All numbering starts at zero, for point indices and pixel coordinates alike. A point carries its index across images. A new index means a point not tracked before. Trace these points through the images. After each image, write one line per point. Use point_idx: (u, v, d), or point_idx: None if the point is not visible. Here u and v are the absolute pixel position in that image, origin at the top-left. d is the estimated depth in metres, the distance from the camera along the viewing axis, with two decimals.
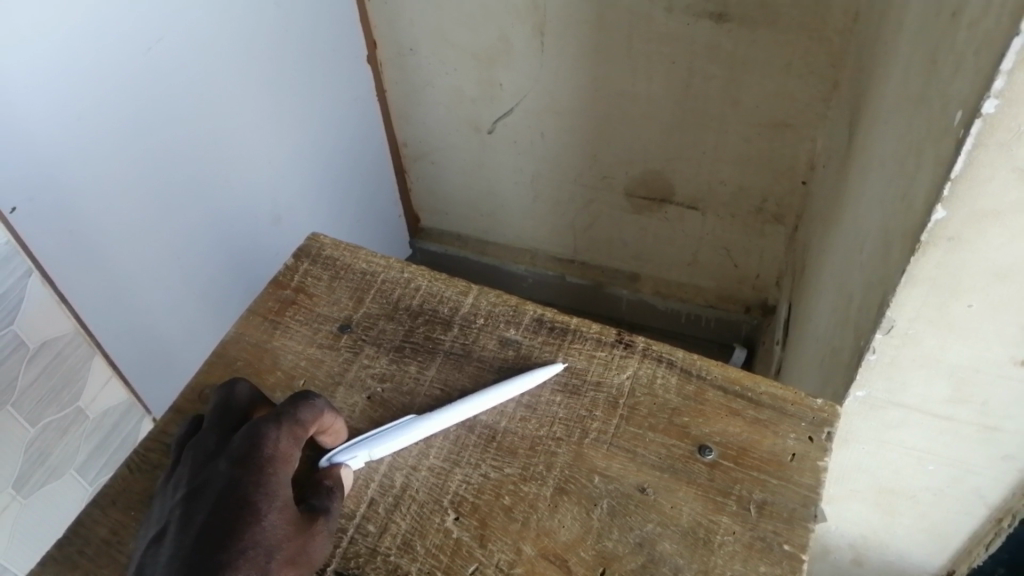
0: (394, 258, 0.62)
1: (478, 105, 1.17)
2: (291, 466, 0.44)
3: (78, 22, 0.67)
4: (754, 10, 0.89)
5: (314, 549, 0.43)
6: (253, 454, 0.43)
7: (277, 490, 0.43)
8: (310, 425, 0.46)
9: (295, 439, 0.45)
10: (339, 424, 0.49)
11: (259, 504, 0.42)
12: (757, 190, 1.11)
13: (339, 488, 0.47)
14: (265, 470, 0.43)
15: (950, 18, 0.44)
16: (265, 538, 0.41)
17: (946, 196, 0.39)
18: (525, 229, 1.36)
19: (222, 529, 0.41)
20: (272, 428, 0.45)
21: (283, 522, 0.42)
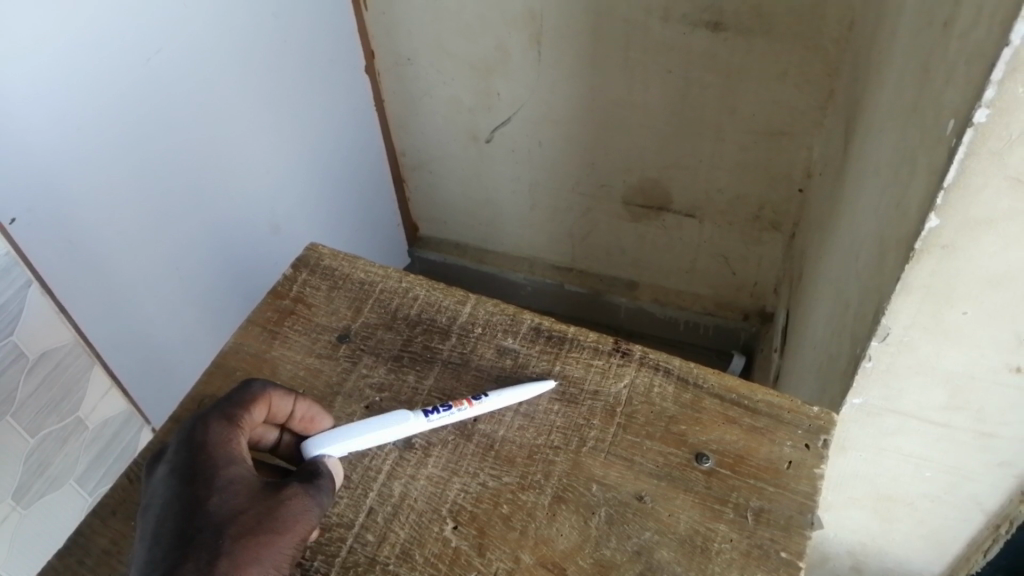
0: (393, 268, 0.62)
1: (475, 114, 1.18)
2: (234, 449, 0.45)
3: (76, 33, 0.67)
4: (750, 19, 0.90)
5: (289, 512, 0.42)
6: (187, 448, 0.44)
7: (217, 471, 0.43)
8: (250, 411, 0.47)
9: (232, 425, 0.46)
10: (313, 409, 0.50)
11: (203, 488, 0.42)
12: (754, 198, 1.11)
13: (326, 470, 0.47)
14: (202, 457, 0.44)
15: (942, 28, 0.45)
16: (212, 519, 0.41)
17: (939, 205, 0.39)
18: (523, 237, 1.37)
19: (169, 522, 0.41)
20: (203, 423, 0.45)
21: (235, 498, 0.42)
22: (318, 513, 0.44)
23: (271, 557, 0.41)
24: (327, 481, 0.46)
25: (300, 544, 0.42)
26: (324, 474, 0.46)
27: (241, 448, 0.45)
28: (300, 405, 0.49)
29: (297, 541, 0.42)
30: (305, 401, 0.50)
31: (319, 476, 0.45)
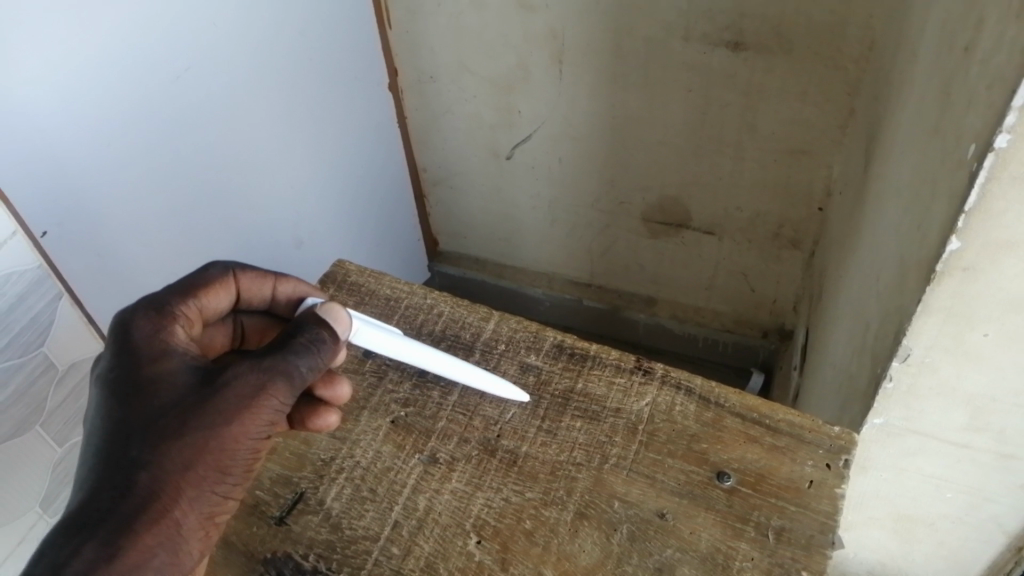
0: (418, 284, 0.63)
1: (496, 131, 1.19)
2: (162, 341, 0.47)
3: (107, 52, 0.69)
4: (770, 38, 0.91)
5: (224, 405, 0.44)
6: (119, 345, 0.47)
7: (147, 369, 0.46)
8: (219, 292, 0.53)
9: (163, 316, 0.49)
10: (298, 287, 0.57)
11: (133, 388, 0.45)
12: (774, 216, 1.11)
13: (306, 340, 0.48)
14: (133, 355, 0.46)
15: (964, 53, 0.45)
16: (137, 422, 0.44)
17: (960, 228, 0.40)
18: (542, 253, 1.38)
19: (97, 426, 0.44)
20: (139, 320, 0.48)
21: (164, 396, 0.45)
22: (274, 392, 0.46)
23: (204, 457, 0.44)
24: (305, 349, 0.47)
25: (252, 430, 0.45)
26: (303, 342, 0.47)
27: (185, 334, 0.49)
28: (285, 284, 0.56)
29: (243, 431, 0.45)
30: (287, 281, 0.56)
31: (287, 349, 0.47)
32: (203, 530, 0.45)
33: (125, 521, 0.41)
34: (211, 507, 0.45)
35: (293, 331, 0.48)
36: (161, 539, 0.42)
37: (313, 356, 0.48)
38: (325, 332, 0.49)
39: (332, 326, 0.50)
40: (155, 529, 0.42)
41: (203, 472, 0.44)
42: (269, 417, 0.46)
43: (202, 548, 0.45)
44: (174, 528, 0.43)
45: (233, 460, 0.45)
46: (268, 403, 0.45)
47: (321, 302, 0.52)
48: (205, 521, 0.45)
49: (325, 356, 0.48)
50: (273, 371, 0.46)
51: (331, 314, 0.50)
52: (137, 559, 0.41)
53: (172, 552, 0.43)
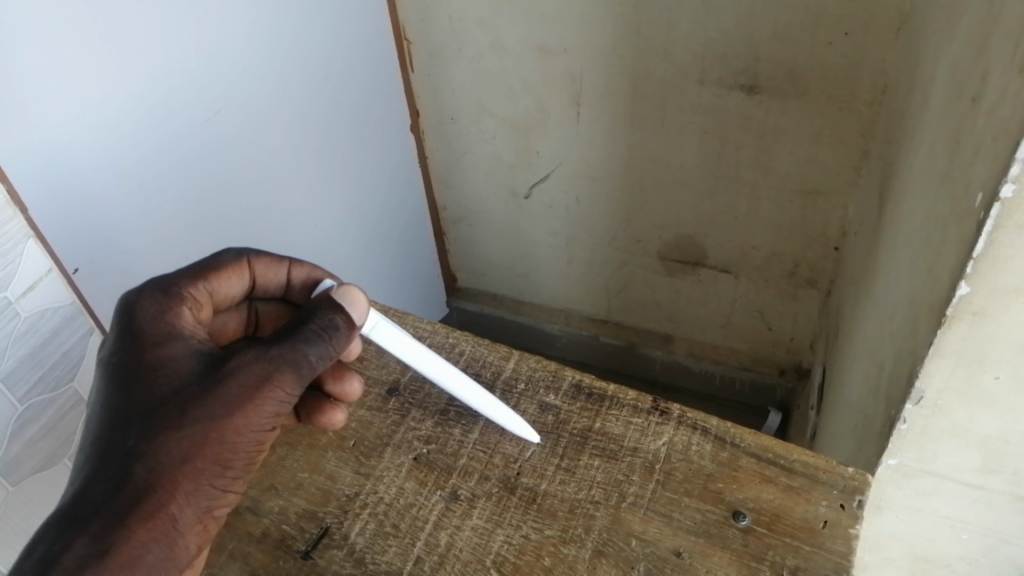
0: (440, 324, 0.65)
1: (515, 171, 1.21)
2: (165, 324, 0.48)
3: (141, 97, 0.72)
4: (784, 82, 0.93)
5: (226, 395, 0.45)
6: (125, 326, 0.48)
7: (151, 353, 0.46)
8: (235, 275, 0.56)
9: (169, 298, 0.50)
10: (309, 270, 0.59)
11: (137, 371, 0.46)
12: (790, 255, 1.12)
13: (316, 328, 0.48)
14: (138, 338, 0.47)
15: (971, 103, 0.46)
16: (136, 408, 0.44)
17: (970, 273, 0.41)
18: (559, 290, 1.39)
19: (98, 411, 0.45)
20: (145, 303, 0.49)
21: (166, 383, 0.45)
22: (280, 384, 0.46)
23: (204, 449, 0.44)
24: (314, 338, 0.48)
25: (255, 421, 0.46)
26: (314, 330, 0.48)
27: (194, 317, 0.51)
28: (298, 269, 0.59)
29: (245, 422, 0.45)
30: (299, 265, 0.58)
31: (296, 337, 0.47)
32: (203, 525, 0.45)
33: (120, 515, 0.42)
34: (211, 502, 0.45)
35: (305, 317, 0.49)
36: (157, 534, 0.43)
37: (321, 346, 0.48)
38: (338, 320, 0.49)
39: (346, 311, 0.50)
40: (150, 524, 0.42)
41: (202, 466, 0.44)
42: (274, 408, 0.46)
43: (203, 543, 0.46)
44: (171, 523, 0.43)
45: (234, 453, 0.45)
46: (274, 394, 0.46)
47: (338, 284, 0.51)
48: (204, 517, 0.45)
49: (335, 345, 0.49)
50: (279, 361, 0.46)
51: (346, 297, 0.50)
52: (132, 556, 0.42)
53: (168, 548, 0.43)
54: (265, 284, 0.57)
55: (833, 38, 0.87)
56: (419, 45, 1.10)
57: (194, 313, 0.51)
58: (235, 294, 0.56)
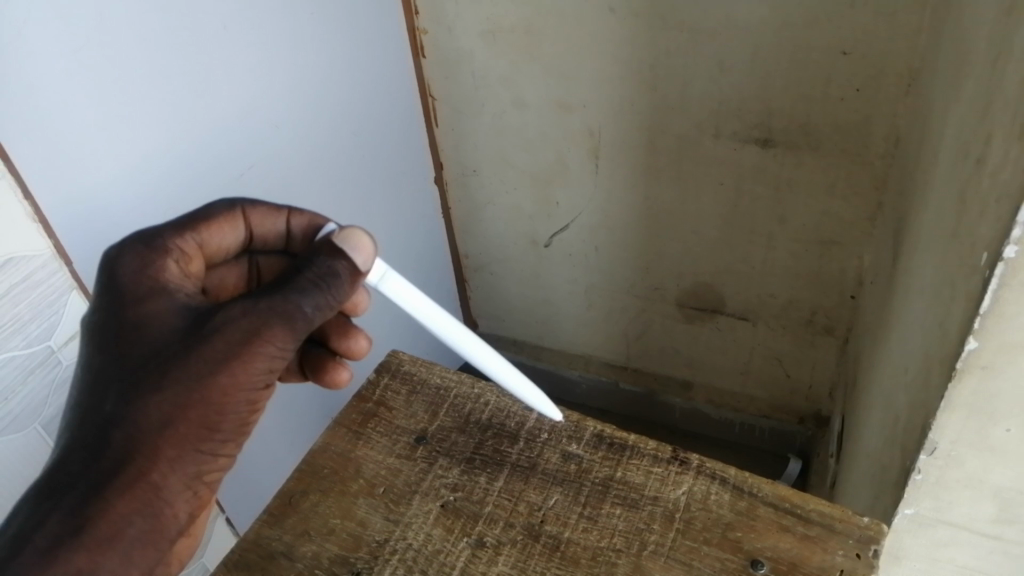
0: (466, 375, 0.67)
1: (535, 220, 1.24)
2: (148, 279, 0.49)
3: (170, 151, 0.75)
4: (797, 135, 0.95)
5: (214, 352, 0.46)
6: (108, 281, 0.50)
7: (135, 310, 0.48)
8: (226, 226, 0.58)
9: (152, 251, 0.51)
10: (309, 217, 0.60)
11: (122, 327, 0.47)
12: (807, 303, 1.13)
13: (309, 279, 0.49)
14: (121, 292, 0.49)
15: (976, 163, 0.48)
16: (120, 367, 0.46)
17: (977, 329, 0.42)
18: (578, 336, 1.41)
19: (82, 374, 0.47)
20: (126, 258, 0.51)
21: (152, 338, 0.47)
22: (274, 333, 0.47)
23: (191, 410, 0.46)
24: (311, 287, 0.49)
25: (249, 375, 0.47)
26: (310, 280, 0.49)
27: (180, 266, 0.53)
28: (297, 217, 0.60)
29: (234, 379, 0.47)
30: (298, 215, 0.60)
31: (289, 289, 0.49)
32: (192, 491, 0.47)
33: (96, 486, 0.43)
34: (198, 467, 0.47)
35: (301, 268, 0.50)
36: (138, 506, 0.44)
37: (317, 295, 0.49)
38: (338, 266, 0.50)
39: (351, 255, 0.51)
40: (130, 492, 0.44)
41: (190, 424, 0.46)
42: (265, 361, 0.47)
43: (195, 509, 0.48)
44: (152, 491, 0.45)
45: (223, 412, 0.47)
46: (265, 349, 0.47)
47: (342, 228, 0.53)
48: (192, 483, 0.47)
49: (334, 295, 0.50)
50: (274, 313, 0.48)
51: (352, 241, 0.52)
52: (112, 529, 0.43)
53: (152, 519, 0.45)
54: (261, 233, 0.59)
55: (845, 94, 0.90)
56: (444, 100, 1.15)
57: (179, 263, 0.53)
58: (231, 242, 0.58)
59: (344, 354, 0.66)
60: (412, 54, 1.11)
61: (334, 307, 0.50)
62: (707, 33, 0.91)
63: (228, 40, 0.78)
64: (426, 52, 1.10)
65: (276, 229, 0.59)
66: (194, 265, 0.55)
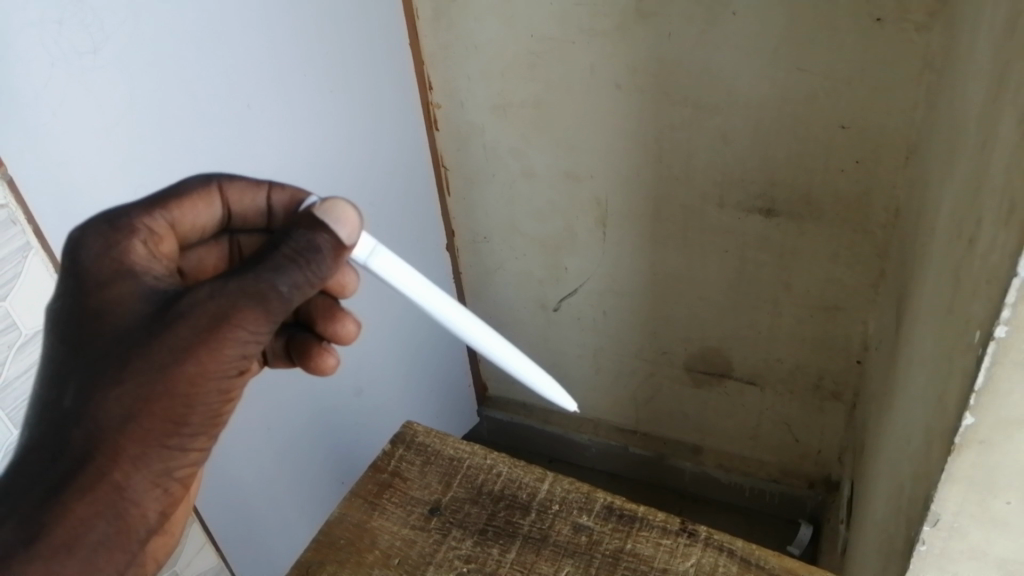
0: (478, 446, 0.72)
1: (545, 285, 1.26)
2: (113, 262, 0.48)
3: None
4: (800, 206, 0.98)
5: (180, 340, 0.45)
6: (73, 266, 0.49)
7: (98, 295, 0.47)
8: (203, 202, 0.57)
9: (118, 231, 0.50)
10: (291, 191, 0.60)
11: (87, 312, 0.47)
12: (814, 368, 1.15)
13: (285, 253, 0.48)
14: (87, 275, 0.48)
15: (968, 243, 0.50)
16: (85, 358, 0.46)
17: (973, 405, 0.44)
18: (586, 400, 1.42)
19: (49, 363, 0.47)
20: (91, 241, 0.50)
21: (115, 326, 0.46)
22: (245, 317, 0.46)
23: (155, 403, 0.45)
24: (287, 265, 0.47)
25: (217, 363, 0.46)
26: (286, 257, 0.48)
27: (150, 245, 0.51)
28: (278, 192, 0.60)
29: (202, 367, 0.46)
30: (278, 189, 0.60)
31: (264, 268, 0.47)
32: (161, 489, 0.48)
33: (55, 489, 0.43)
34: (165, 464, 0.47)
35: (279, 243, 0.48)
36: (98, 509, 0.45)
37: (294, 273, 0.47)
38: (320, 239, 0.48)
39: (335, 228, 0.49)
40: (91, 495, 0.44)
41: (153, 418, 0.45)
42: (235, 346, 0.46)
43: (166, 507, 0.48)
44: (114, 493, 0.45)
45: (193, 402, 0.47)
46: (235, 334, 0.46)
47: (324, 198, 0.50)
48: (161, 478, 0.47)
49: (314, 270, 0.48)
50: (246, 295, 0.46)
51: (334, 213, 0.49)
52: (72, 533, 0.44)
53: (116, 522, 0.46)
54: (241, 209, 0.59)
55: (845, 166, 0.92)
56: (456, 171, 1.19)
57: (150, 243, 0.52)
58: (208, 218, 0.58)
59: (331, 338, 0.68)
60: (425, 126, 1.15)
61: (315, 284, 0.48)
62: (709, 107, 0.94)
63: (250, 118, 0.82)
64: (439, 124, 1.14)
65: (258, 203, 0.59)
66: (166, 243, 0.54)
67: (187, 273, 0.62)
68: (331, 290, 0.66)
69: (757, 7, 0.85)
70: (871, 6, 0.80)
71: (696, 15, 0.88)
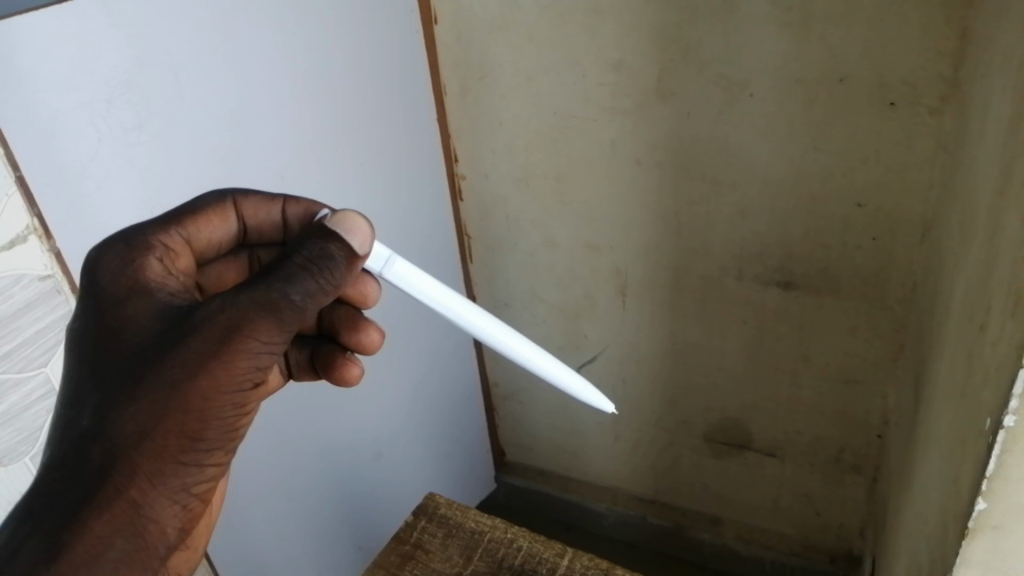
0: (499, 519, 0.78)
1: (564, 353, 1.28)
2: (127, 280, 0.52)
3: None
4: (818, 280, 1.00)
5: (193, 353, 0.47)
6: (91, 284, 0.53)
7: (115, 312, 0.50)
8: (219, 217, 0.62)
9: (133, 249, 0.54)
10: (304, 204, 0.64)
11: (105, 330, 0.50)
12: (835, 441, 1.14)
13: (297, 262, 0.50)
14: (104, 293, 0.52)
15: (979, 329, 0.52)
16: (103, 377, 0.48)
17: (985, 490, 0.44)
18: (605, 468, 1.42)
19: (69, 384, 0.49)
20: (108, 261, 0.53)
21: (130, 344, 0.49)
22: (258, 327, 0.48)
23: (170, 418, 0.47)
24: (300, 274, 0.50)
25: (231, 377, 0.48)
26: (297, 267, 0.50)
27: (164, 261, 0.56)
28: (293, 205, 0.64)
29: (216, 380, 0.48)
30: (291, 202, 0.64)
31: (277, 278, 0.49)
32: (179, 507, 0.49)
33: (73, 509, 0.45)
34: (181, 481, 0.49)
35: (291, 252, 0.51)
36: (117, 527, 0.46)
37: (306, 281, 0.50)
38: (332, 248, 0.51)
39: (346, 238, 0.52)
40: (109, 512, 0.45)
41: (168, 433, 0.47)
42: (248, 355, 0.48)
43: (185, 524, 0.50)
44: (132, 511, 0.46)
45: (208, 415, 0.48)
46: (249, 343, 0.48)
47: (337, 211, 0.53)
48: (181, 493, 0.49)
49: (326, 278, 0.51)
50: (258, 306, 0.48)
51: (346, 226, 0.52)
52: (91, 552, 0.45)
53: (134, 540, 0.47)
54: (256, 221, 0.64)
55: (862, 242, 0.94)
56: (479, 239, 1.22)
57: (164, 259, 0.56)
58: (224, 233, 0.63)
59: (355, 347, 0.71)
60: (450, 197, 1.18)
61: (329, 290, 0.51)
62: (728, 184, 0.97)
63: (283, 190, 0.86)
64: (464, 195, 1.18)
65: (275, 214, 0.64)
66: (183, 259, 0.58)
67: (207, 286, 0.67)
68: (353, 300, 0.69)
69: (773, 89, 0.88)
70: (886, 90, 0.83)
71: (715, 96, 0.92)
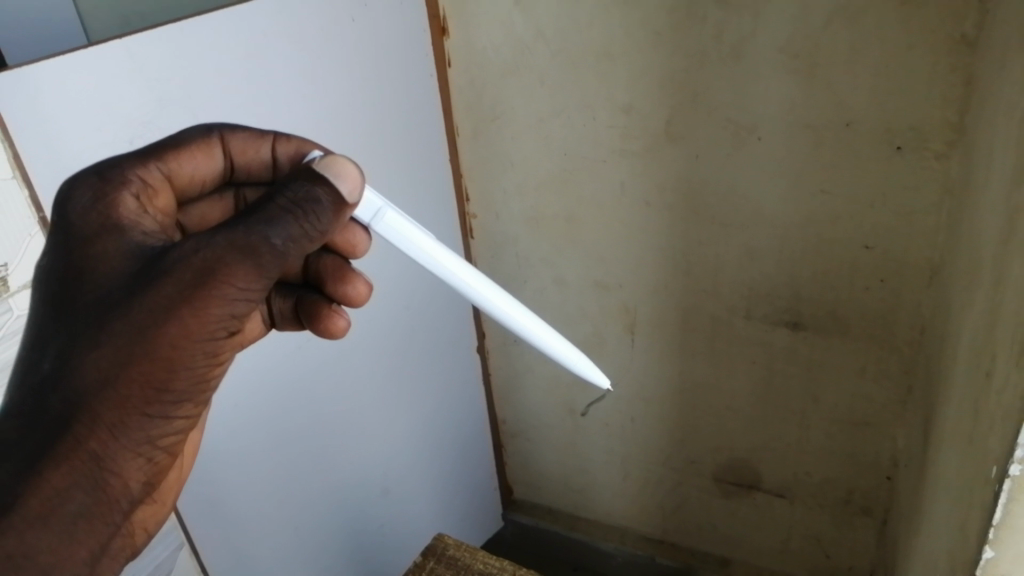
0: (507, 562, 0.79)
1: (574, 392, 1.29)
2: (99, 216, 0.50)
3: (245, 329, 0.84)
4: (827, 321, 1.00)
5: (166, 297, 0.46)
6: (62, 213, 0.51)
7: (85, 248, 0.49)
8: (206, 152, 0.60)
9: (110, 182, 0.52)
10: (295, 144, 0.63)
11: (75, 268, 0.48)
12: (844, 483, 1.14)
13: (280, 204, 0.48)
14: (76, 226, 0.50)
15: (986, 378, 0.52)
16: (71, 318, 0.47)
17: (992, 538, 0.45)
18: (613, 507, 1.42)
19: (36, 324, 0.48)
20: (80, 192, 0.51)
21: (98, 287, 0.47)
22: (235, 272, 0.47)
23: (136, 362, 0.46)
24: (282, 217, 0.48)
25: (203, 325, 0.47)
26: (280, 209, 0.48)
27: (141, 198, 0.54)
28: (282, 144, 0.63)
29: (187, 326, 0.47)
30: (281, 141, 0.63)
31: (258, 220, 0.48)
32: (143, 459, 0.49)
33: (32, 459, 0.44)
34: (145, 433, 0.48)
35: (274, 193, 0.49)
36: (75, 480, 0.46)
37: (290, 226, 0.48)
38: (319, 192, 0.49)
39: (334, 183, 0.50)
40: (68, 464, 0.45)
41: (133, 381, 0.46)
42: (223, 301, 0.47)
43: (148, 474, 0.50)
44: (93, 463, 0.46)
45: (177, 362, 0.48)
46: (223, 288, 0.47)
47: (325, 155, 0.51)
48: (145, 443, 0.49)
49: (311, 222, 0.49)
50: (235, 250, 0.47)
51: (335, 169, 0.50)
52: (49, 502, 0.45)
53: (94, 493, 0.47)
54: (245, 161, 0.62)
55: (870, 284, 0.95)
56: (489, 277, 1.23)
57: (142, 194, 0.54)
58: (210, 169, 0.61)
59: (341, 299, 0.71)
60: (461, 236, 1.20)
61: (313, 236, 0.49)
62: (736, 226, 0.98)
63: None
64: (476, 233, 1.20)
65: (264, 152, 0.63)
66: (161, 197, 0.56)
67: (190, 225, 0.66)
68: (342, 248, 0.68)
69: (781, 133, 0.90)
70: (894, 134, 0.84)
71: (723, 139, 0.93)
